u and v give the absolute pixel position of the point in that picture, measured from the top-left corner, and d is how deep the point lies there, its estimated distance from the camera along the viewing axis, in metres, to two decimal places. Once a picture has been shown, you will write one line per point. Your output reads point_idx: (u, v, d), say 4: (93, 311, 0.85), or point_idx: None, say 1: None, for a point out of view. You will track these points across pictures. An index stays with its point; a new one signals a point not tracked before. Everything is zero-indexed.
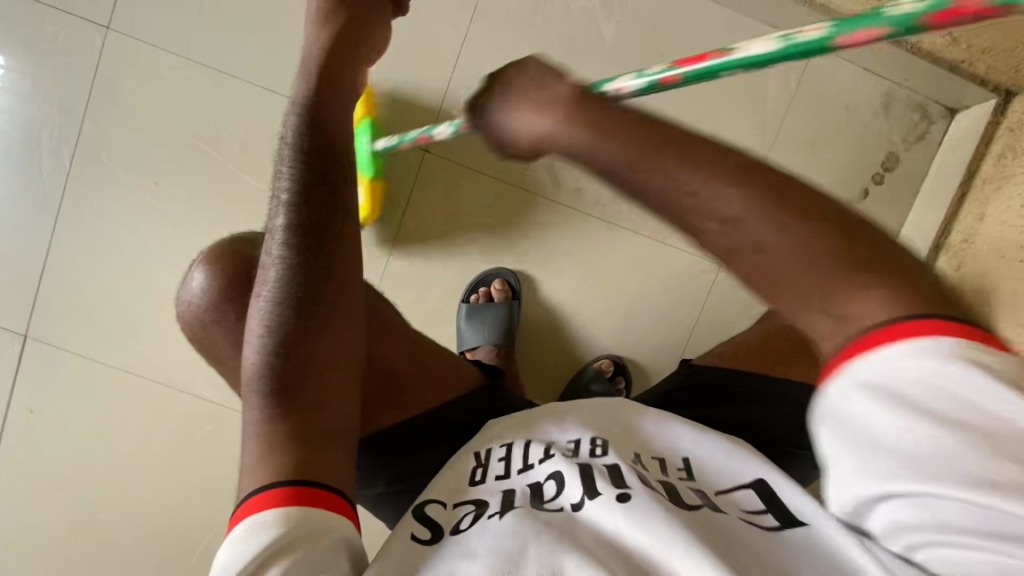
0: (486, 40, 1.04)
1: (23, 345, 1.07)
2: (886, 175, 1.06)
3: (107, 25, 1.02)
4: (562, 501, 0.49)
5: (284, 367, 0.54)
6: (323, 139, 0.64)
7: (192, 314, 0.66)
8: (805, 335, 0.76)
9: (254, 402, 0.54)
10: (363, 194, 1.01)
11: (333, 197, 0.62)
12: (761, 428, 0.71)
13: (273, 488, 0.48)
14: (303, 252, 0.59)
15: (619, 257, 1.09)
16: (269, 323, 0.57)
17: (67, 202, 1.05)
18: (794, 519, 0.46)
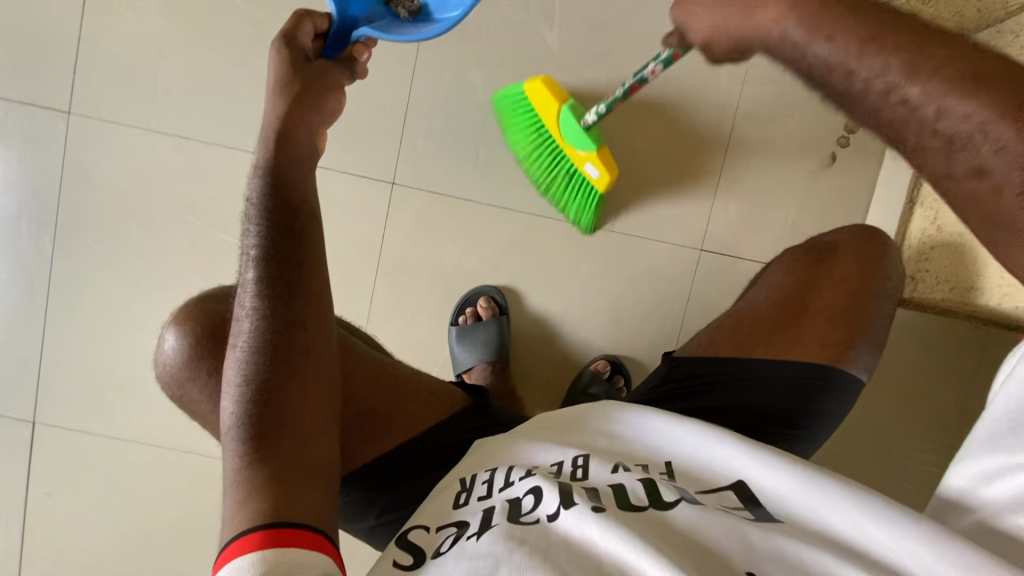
0: (434, 65, 1.05)
1: (33, 431, 1.09)
2: (851, 137, 1.06)
3: (68, 110, 1.04)
4: (539, 513, 0.49)
5: (258, 413, 0.56)
6: (287, 195, 0.65)
7: (168, 373, 0.67)
8: (782, 316, 0.76)
9: (231, 449, 0.55)
10: (599, 167, 0.97)
11: (300, 253, 0.64)
12: (752, 414, 0.72)
13: (251, 532, 0.48)
14: (273, 303, 0.61)
15: (599, 258, 1.09)
16: (242, 375, 0.58)
17: (55, 285, 1.07)
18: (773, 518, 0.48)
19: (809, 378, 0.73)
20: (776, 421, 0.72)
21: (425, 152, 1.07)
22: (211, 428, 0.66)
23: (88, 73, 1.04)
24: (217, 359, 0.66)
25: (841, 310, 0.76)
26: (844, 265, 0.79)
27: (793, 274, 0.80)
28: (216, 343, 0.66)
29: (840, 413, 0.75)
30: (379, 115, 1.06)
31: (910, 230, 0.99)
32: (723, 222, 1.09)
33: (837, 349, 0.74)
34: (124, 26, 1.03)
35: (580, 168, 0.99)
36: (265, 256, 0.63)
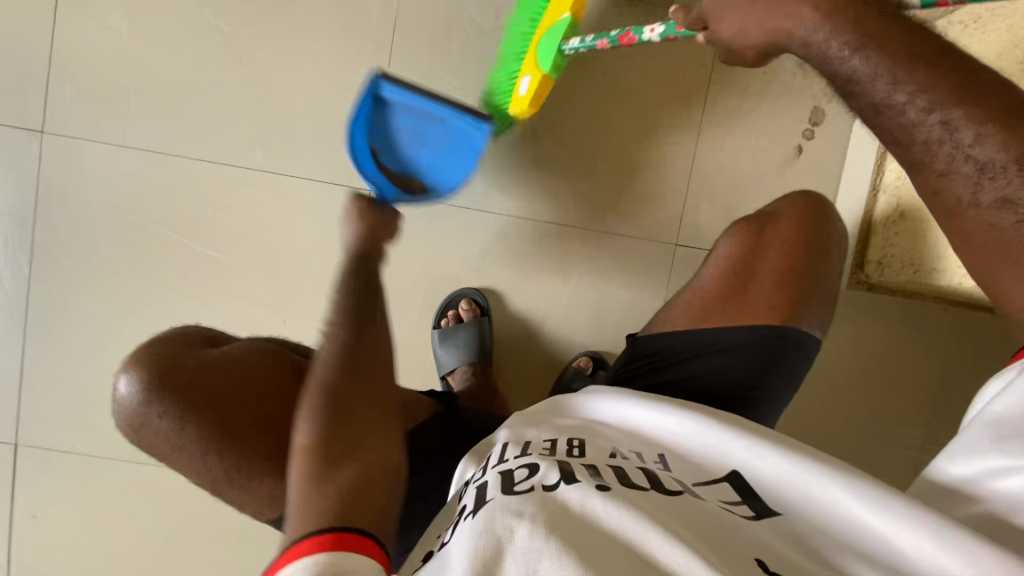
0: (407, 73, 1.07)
1: (15, 453, 1.08)
2: (815, 130, 1.10)
3: (41, 129, 1.04)
4: (534, 482, 0.50)
5: (326, 434, 0.53)
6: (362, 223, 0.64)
7: (123, 417, 0.68)
8: (731, 286, 0.78)
9: (296, 467, 0.53)
10: (530, 88, 0.95)
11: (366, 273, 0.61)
12: (712, 385, 0.74)
13: (311, 536, 0.47)
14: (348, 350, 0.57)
15: (578, 256, 1.11)
16: (309, 387, 0.56)
17: (34, 305, 1.06)
18: (770, 511, 0.48)
19: (762, 342, 0.74)
20: (735, 388, 0.74)
21: None
22: (178, 464, 0.69)
23: (60, 92, 1.04)
24: (166, 398, 0.66)
25: (787, 274, 0.77)
26: (784, 232, 0.80)
27: (739, 244, 0.80)
28: (163, 385, 0.66)
29: (799, 370, 0.77)
30: None
31: (875, 213, 1.03)
32: (697, 217, 1.11)
33: (788, 312, 0.75)
34: (95, 44, 1.03)
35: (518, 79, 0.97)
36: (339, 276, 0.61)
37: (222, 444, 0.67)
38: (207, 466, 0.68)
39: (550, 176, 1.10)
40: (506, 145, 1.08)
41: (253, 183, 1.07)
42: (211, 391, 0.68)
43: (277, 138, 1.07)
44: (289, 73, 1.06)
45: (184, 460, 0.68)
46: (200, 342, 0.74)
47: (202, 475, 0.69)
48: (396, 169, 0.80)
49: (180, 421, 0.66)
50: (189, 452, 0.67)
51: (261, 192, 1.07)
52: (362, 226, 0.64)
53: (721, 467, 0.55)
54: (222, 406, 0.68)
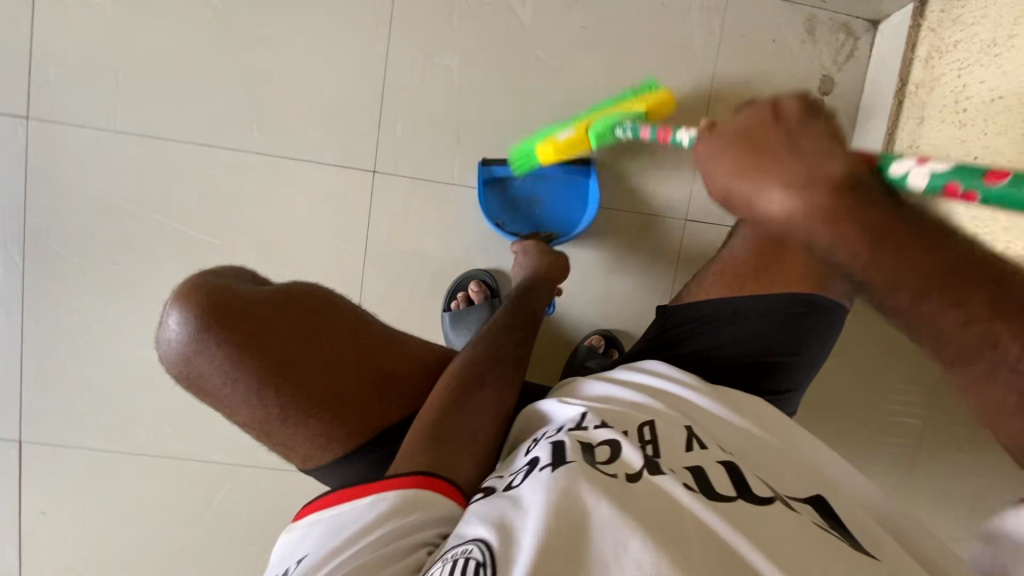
0: (407, 48, 1.03)
1: (20, 450, 1.06)
2: (825, 100, 1.08)
3: (26, 115, 0.99)
4: (618, 470, 0.49)
5: (454, 406, 0.63)
6: (526, 336, 0.80)
7: (170, 345, 0.60)
8: (764, 254, 0.76)
9: (415, 431, 0.60)
10: (569, 138, 0.96)
11: (522, 349, 0.77)
12: (752, 351, 0.74)
13: (403, 474, 0.52)
14: (489, 363, 0.70)
15: (589, 234, 1.09)
16: (451, 385, 0.66)
17: (28, 300, 1.03)
18: (866, 548, 0.47)
19: (792, 309, 0.74)
20: (760, 354, 0.74)
21: (406, 139, 1.05)
22: (225, 406, 0.61)
23: (44, 75, 0.99)
24: (225, 322, 0.60)
25: None
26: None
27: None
28: (221, 311, 0.61)
29: (830, 338, 0.76)
30: (355, 103, 1.04)
31: None
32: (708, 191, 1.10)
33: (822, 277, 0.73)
34: (78, 23, 0.98)
35: (563, 129, 0.97)
36: (496, 334, 0.77)
37: (283, 379, 0.61)
38: (260, 404, 0.60)
39: None
40: (513, 121, 1.06)
41: (251, 166, 1.04)
42: (277, 320, 0.64)
43: (275, 119, 1.03)
44: (285, 50, 1.01)
45: (229, 398, 0.61)
46: (250, 282, 0.70)
47: (251, 415, 0.61)
48: (523, 232, 1.08)
49: (240, 349, 0.60)
50: (239, 384, 0.60)
51: (259, 175, 1.04)
52: (532, 263, 0.96)
53: (806, 487, 0.55)
54: (285, 338, 0.63)
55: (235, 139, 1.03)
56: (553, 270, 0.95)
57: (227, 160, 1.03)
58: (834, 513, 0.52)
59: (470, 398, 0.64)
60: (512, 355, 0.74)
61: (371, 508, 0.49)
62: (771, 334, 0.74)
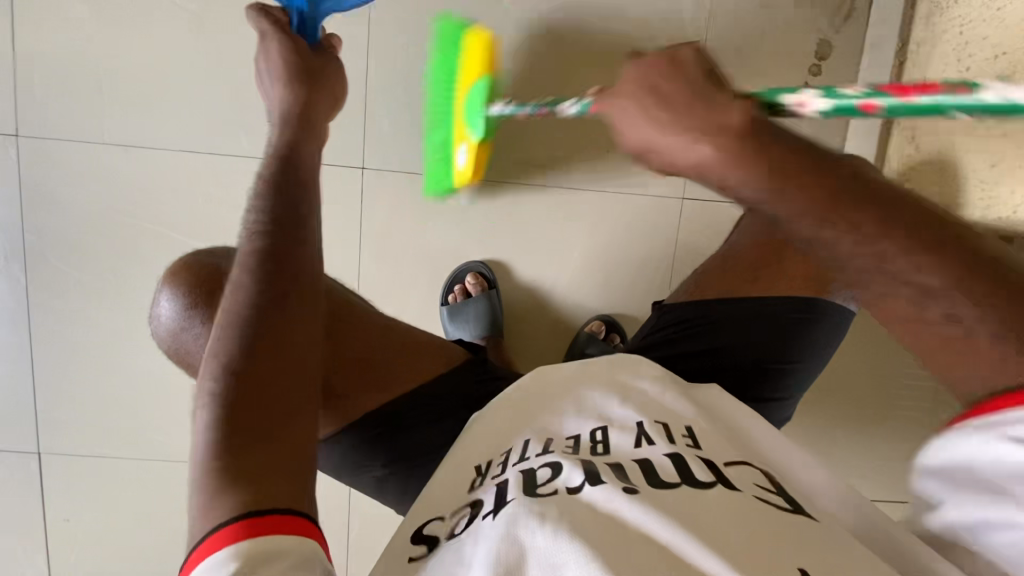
0: (388, 37, 1.01)
1: (40, 461, 1.09)
2: (822, 65, 1.03)
3: (15, 133, 1.00)
4: (558, 485, 0.49)
5: (246, 365, 0.51)
6: (287, 212, 0.60)
7: (166, 332, 0.69)
8: (764, 254, 0.76)
9: (207, 411, 0.49)
10: (469, 156, 0.96)
11: (297, 232, 0.59)
12: (749, 356, 0.75)
13: (229, 521, 0.43)
14: (263, 276, 0.55)
15: (583, 218, 1.07)
16: (227, 336, 0.52)
17: (34, 315, 1.05)
18: (806, 511, 0.49)
19: (795, 313, 0.74)
20: (761, 359, 0.75)
21: (393, 132, 1.04)
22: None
23: (28, 91, 0.99)
24: (206, 309, 0.68)
25: None
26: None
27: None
28: (211, 291, 0.69)
29: (831, 345, 0.76)
30: None
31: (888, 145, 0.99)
32: None
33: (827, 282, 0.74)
34: (56, 37, 0.98)
35: (454, 147, 0.96)
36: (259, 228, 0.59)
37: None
38: None
39: (547, 136, 1.05)
40: None
41: (239, 170, 1.03)
42: None
43: (260, 122, 1.02)
44: None
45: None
46: None
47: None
48: None
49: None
50: None
51: (248, 178, 1.04)
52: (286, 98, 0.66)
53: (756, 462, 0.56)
54: None
55: (221, 144, 1.02)
56: (312, 117, 0.68)
57: (214, 165, 1.03)
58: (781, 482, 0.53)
59: (263, 342, 0.52)
60: (276, 253, 0.57)
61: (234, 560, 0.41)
62: (768, 340, 0.75)
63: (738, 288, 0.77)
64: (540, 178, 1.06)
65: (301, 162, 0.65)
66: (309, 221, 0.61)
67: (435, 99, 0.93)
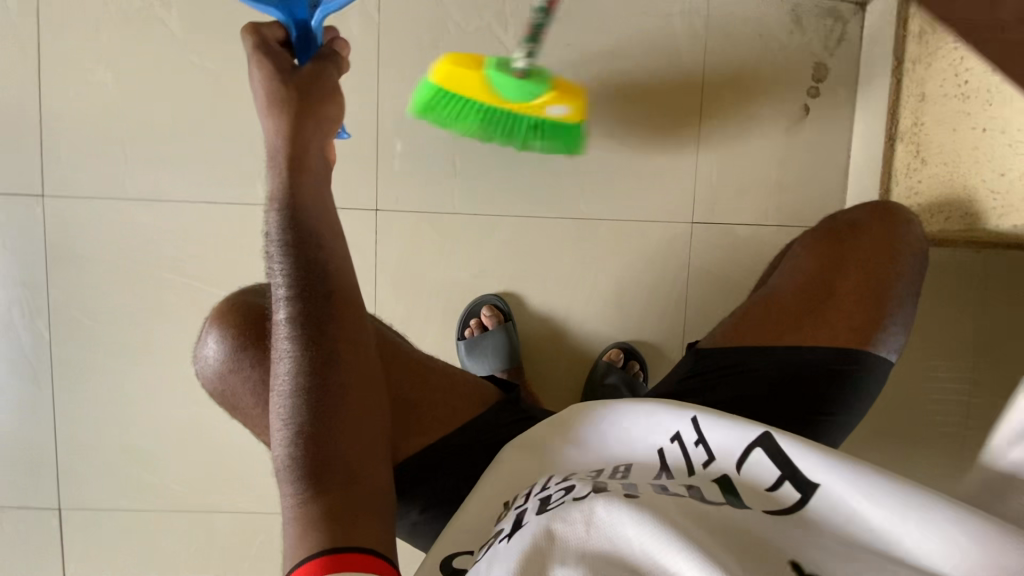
0: (397, 84, 1.04)
1: (61, 516, 1.08)
2: (820, 87, 1.06)
3: (41, 192, 1.04)
4: (566, 496, 0.52)
5: (310, 428, 0.58)
6: (320, 280, 0.65)
7: (211, 374, 0.71)
8: (806, 302, 0.78)
9: (286, 472, 0.57)
10: (563, 105, 0.89)
11: (333, 301, 0.65)
12: (792, 405, 0.74)
13: (304, 562, 0.50)
14: (309, 337, 0.62)
15: (594, 247, 1.08)
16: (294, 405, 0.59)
17: (57, 368, 1.06)
18: (810, 486, 0.51)
19: (835, 363, 0.75)
20: (804, 409, 0.74)
21: (404, 174, 1.06)
22: (251, 420, 0.71)
23: (55, 152, 1.03)
24: (247, 354, 0.69)
25: (867, 288, 0.77)
26: (865, 249, 0.79)
27: (816, 257, 0.81)
28: (249, 334, 0.70)
29: (870, 394, 0.77)
30: (350, 143, 1.05)
31: (894, 160, 1.00)
32: (711, 192, 1.08)
33: (865, 333, 0.75)
34: (81, 102, 1.02)
35: (543, 113, 0.91)
36: (293, 298, 0.63)
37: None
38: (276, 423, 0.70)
39: (555, 169, 1.07)
40: (506, 144, 1.06)
41: (255, 217, 1.06)
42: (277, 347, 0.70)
43: None
44: None
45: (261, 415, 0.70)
46: None
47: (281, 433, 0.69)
48: None
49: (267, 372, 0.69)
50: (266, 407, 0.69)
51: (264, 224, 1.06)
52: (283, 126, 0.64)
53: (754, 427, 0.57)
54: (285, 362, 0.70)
55: (238, 193, 1.05)
56: (306, 153, 0.66)
57: (231, 212, 1.05)
58: (780, 448, 0.55)
59: (322, 401, 0.60)
60: (321, 324, 0.63)
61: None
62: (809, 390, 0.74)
63: (778, 337, 0.78)
64: (551, 211, 1.07)
65: (320, 212, 0.67)
66: (340, 282, 0.66)
67: (475, 129, 0.94)
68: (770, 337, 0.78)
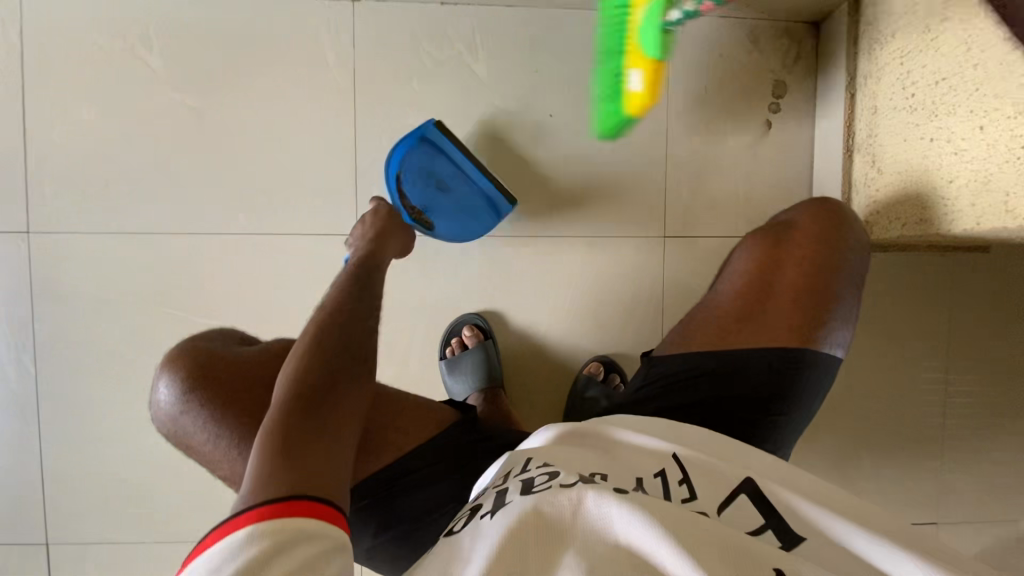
0: (373, 114, 1.08)
1: (49, 552, 1.08)
2: (780, 103, 1.10)
3: (26, 230, 1.06)
4: (552, 481, 0.54)
5: (299, 402, 0.61)
6: (358, 300, 0.74)
7: (164, 417, 0.73)
8: (746, 304, 0.81)
9: (263, 437, 0.58)
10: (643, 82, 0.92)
11: (365, 313, 0.73)
12: (739, 407, 0.77)
13: (258, 505, 0.51)
14: (336, 327, 0.69)
15: (571, 263, 1.11)
16: (303, 372, 0.64)
17: (43, 404, 1.07)
18: (795, 534, 0.53)
19: (779, 364, 0.77)
20: (751, 411, 0.77)
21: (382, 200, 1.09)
22: (207, 459, 0.72)
23: (40, 190, 1.05)
24: (202, 392, 0.71)
25: (805, 287, 0.80)
26: (800, 251, 0.82)
27: (753, 263, 0.83)
28: (202, 376, 0.73)
29: (819, 394, 0.79)
30: (329, 172, 1.08)
31: (852, 171, 1.04)
32: (681, 206, 1.12)
33: (806, 333, 0.78)
34: (65, 142, 1.05)
35: (625, 75, 0.96)
36: (336, 301, 0.73)
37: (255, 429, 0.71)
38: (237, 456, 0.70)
39: (529, 190, 1.10)
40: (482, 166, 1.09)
41: (237, 245, 1.08)
42: (238, 385, 0.72)
43: (258, 200, 1.08)
44: (258, 133, 1.07)
45: (212, 451, 0.71)
46: (236, 341, 0.81)
47: (230, 468, 0.71)
48: (414, 195, 1.05)
49: (219, 406, 0.71)
50: (224, 442, 0.70)
51: (245, 252, 1.08)
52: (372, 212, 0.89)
53: (737, 475, 0.60)
54: (250, 394, 0.72)
55: (220, 223, 1.08)
56: (389, 239, 0.86)
57: (215, 243, 1.08)
58: (761, 492, 0.57)
59: (321, 386, 0.63)
60: (349, 320, 0.70)
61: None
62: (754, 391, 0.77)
63: (720, 339, 0.80)
64: (528, 230, 1.10)
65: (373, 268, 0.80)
66: (375, 307, 0.75)
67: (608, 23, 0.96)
68: (713, 340, 0.80)
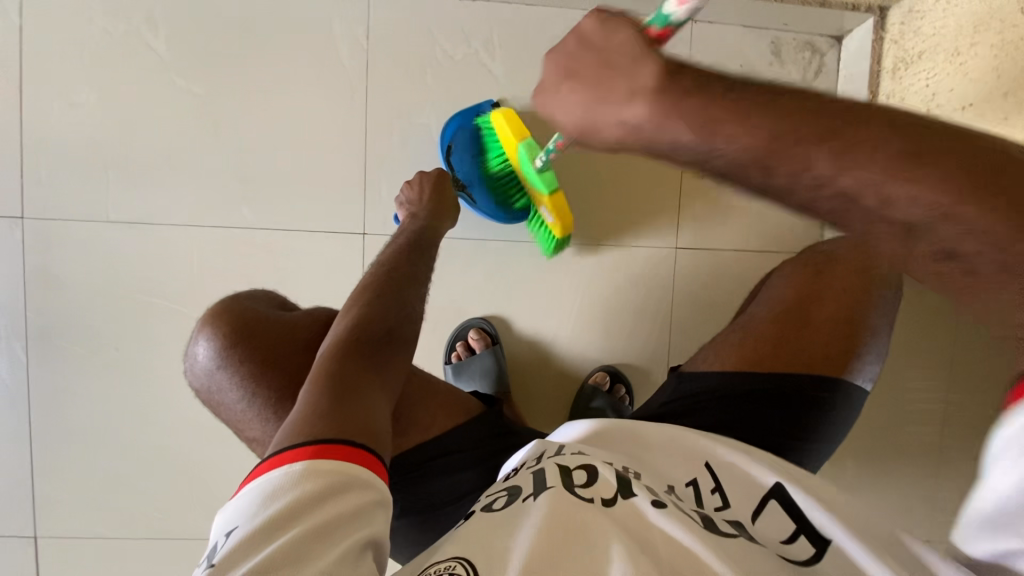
0: (385, 110, 1.05)
1: (37, 545, 1.06)
2: None
3: (20, 217, 1.02)
4: (594, 490, 0.54)
5: (352, 351, 0.63)
6: (407, 272, 0.76)
7: (199, 373, 0.71)
8: (781, 327, 0.80)
9: (310, 384, 0.58)
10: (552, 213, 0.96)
11: (414, 285, 0.75)
12: (770, 430, 0.77)
13: (305, 445, 0.50)
14: (387, 294, 0.72)
15: (581, 271, 1.10)
16: (355, 329, 0.66)
17: (34, 395, 1.04)
18: (823, 539, 0.54)
19: (815, 391, 0.78)
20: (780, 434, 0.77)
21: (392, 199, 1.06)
22: (234, 419, 0.70)
23: (35, 175, 1.01)
24: (241, 351, 0.70)
25: (843, 317, 0.79)
26: (841, 279, 0.81)
27: (793, 286, 0.83)
28: (244, 333, 0.71)
29: (845, 419, 0.80)
30: (338, 168, 1.05)
31: None
32: (695, 217, 1.10)
33: (842, 361, 0.78)
34: (63, 125, 1.01)
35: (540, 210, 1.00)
36: (387, 271, 0.76)
37: (290, 396, 0.69)
38: (268, 414, 0.68)
39: None
40: None
41: (240, 240, 1.05)
42: (280, 344, 0.71)
43: (262, 194, 1.05)
44: (264, 126, 1.04)
45: (244, 412, 0.69)
46: (278, 305, 0.80)
47: (262, 430, 0.69)
48: (461, 169, 1.02)
49: (258, 366, 0.69)
50: (256, 402, 0.68)
51: (248, 248, 1.05)
52: (417, 193, 0.91)
53: (764, 480, 0.62)
54: (288, 354, 0.71)
55: (223, 217, 1.04)
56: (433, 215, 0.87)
57: (217, 237, 1.05)
58: (791, 500, 0.59)
59: (372, 346, 0.65)
60: (398, 289, 0.73)
61: (263, 507, 0.47)
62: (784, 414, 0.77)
63: (756, 361, 0.79)
64: None
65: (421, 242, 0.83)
66: (423, 282, 0.77)
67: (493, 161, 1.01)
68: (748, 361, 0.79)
